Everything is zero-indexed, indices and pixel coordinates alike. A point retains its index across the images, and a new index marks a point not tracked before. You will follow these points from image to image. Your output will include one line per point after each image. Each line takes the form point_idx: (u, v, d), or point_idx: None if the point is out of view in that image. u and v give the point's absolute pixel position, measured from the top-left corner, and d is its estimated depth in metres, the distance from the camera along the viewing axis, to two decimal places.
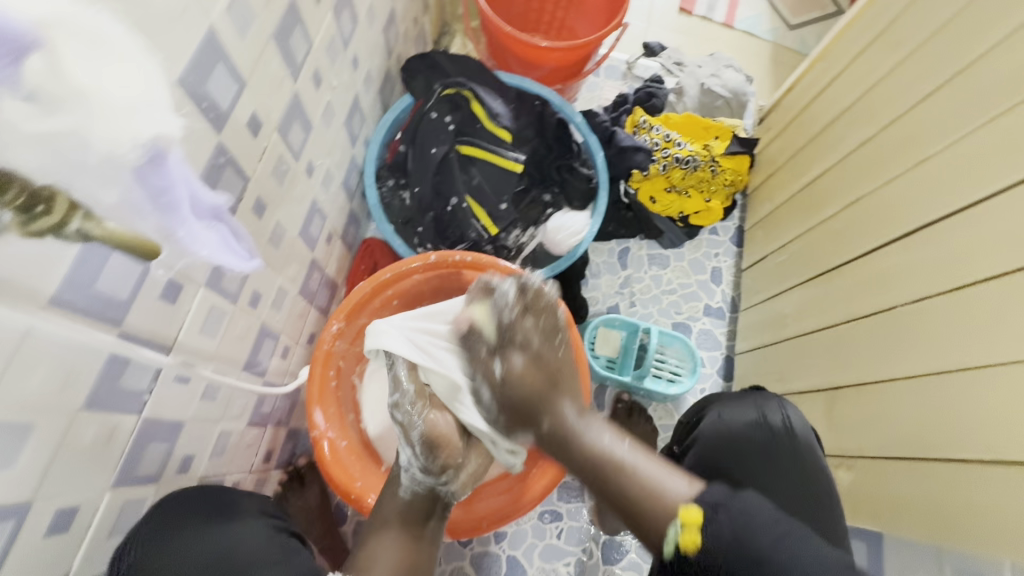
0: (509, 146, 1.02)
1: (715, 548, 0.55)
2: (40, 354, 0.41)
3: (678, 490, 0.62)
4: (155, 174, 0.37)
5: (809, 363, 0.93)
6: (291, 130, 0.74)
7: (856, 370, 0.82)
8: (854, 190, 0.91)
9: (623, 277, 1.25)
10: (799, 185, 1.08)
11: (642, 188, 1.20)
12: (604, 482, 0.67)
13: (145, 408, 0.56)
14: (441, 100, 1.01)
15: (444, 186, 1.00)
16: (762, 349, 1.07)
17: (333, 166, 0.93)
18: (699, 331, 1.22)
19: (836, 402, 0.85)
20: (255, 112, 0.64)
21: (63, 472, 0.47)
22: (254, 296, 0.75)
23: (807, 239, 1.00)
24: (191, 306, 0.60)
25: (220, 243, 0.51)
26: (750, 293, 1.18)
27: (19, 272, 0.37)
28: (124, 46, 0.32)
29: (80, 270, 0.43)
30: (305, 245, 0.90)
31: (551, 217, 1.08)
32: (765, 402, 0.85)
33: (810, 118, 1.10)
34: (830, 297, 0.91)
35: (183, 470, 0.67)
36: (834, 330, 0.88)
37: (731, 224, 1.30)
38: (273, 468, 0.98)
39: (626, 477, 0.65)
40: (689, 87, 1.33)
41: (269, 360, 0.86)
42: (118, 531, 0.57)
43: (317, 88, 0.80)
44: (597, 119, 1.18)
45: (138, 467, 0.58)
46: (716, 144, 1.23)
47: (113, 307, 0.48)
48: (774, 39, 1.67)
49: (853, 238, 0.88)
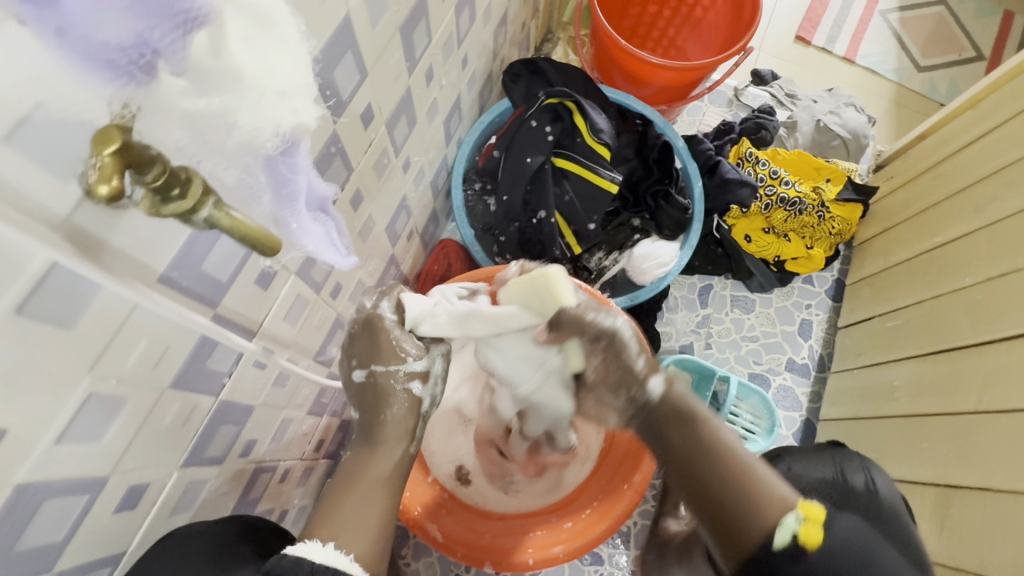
0: (607, 164, 0.96)
1: (839, 555, 0.52)
2: (142, 332, 0.40)
3: (777, 487, 0.58)
4: (286, 161, 0.35)
5: (919, 449, 0.83)
6: (397, 124, 0.72)
7: (983, 471, 0.72)
8: (1001, 263, 0.81)
9: (702, 315, 1.17)
10: (926, 245, 0.98)
11: (738, 226, 1.13)
12: (692, 467, 0.63)
13: (223, 390, 0.55)
14: (542, 109, 0.97)
15: (533, 198, 0.96)
16: (856, 421, 0.97)
17: (426, 163, 0.91)
18: (778, 386, 1.12)
19: (952, 502, 0.75)
20: (370, 104, 0.62)
21: (143, 450, 0.46)
22: (336, 287, 0.73)
23: (932, 304, 0.91)
24: (280, 293, 0.59)
25: (326, 238, 0.48)
26: (845, 354, 1.08)
27: (137, 248, 0.36)
28: (290, 26, 0.29)
29: (190, 250, 0.41)
30: (389, 240, 0.88)
31: (639, 243, 1.03)
32: (845, 460, 0.67)
33: (948, 173, 0.99)
34: (958, 379, 0.81)
35: (244, 453, 0.66)
36: (956, 419, 0.78)
37: (829, 275, 1.19)
38: (321, 457, 0.97)
39: (721, 459, 0.62)
40: (803, 122, 1.23)
41: (337, 350, 0.84)
42: (179, 510, 0.56)
43: (427, 85, 0.78)
44: (700, 147, 1.10)
45: (207, 448, 0.57)
46: (828, 188, 1.13)
47: (213, 289, 0.46)
48: (900, 80, 1.53)
49: (998, 317, 0.78)
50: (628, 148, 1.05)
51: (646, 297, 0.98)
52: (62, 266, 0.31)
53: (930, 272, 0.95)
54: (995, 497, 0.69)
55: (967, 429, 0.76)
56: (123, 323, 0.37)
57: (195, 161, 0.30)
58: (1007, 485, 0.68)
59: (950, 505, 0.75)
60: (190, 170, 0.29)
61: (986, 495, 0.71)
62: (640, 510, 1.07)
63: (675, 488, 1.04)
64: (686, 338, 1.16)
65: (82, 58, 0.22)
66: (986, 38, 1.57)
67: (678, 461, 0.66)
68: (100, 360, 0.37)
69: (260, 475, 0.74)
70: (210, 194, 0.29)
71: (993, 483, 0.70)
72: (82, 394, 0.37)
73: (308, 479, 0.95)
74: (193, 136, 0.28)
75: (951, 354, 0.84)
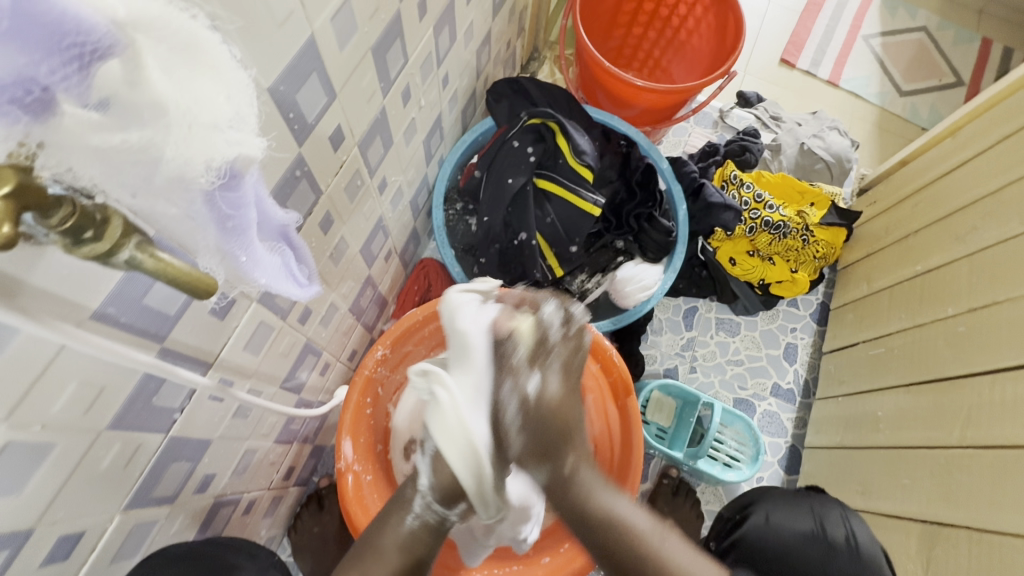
0: (589, 187, 0.95)
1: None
2: (72, 374, 0.37)
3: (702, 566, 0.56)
4: (227, 195, 0.33)
5: (903, 483, 0.81)
6: (371, 145, 0.70)
7: (968, 508, 0.70)
8: (983, 294, 0.80)
9: (686, 338, 1.15)
10: (909, 273, 0.97)
11: (722, 248, 1.12)
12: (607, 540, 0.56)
13: (173, 427, 0.52)
14: (524, 130, 0.95)
15: (514, 220, 0.94)
16: (841, 450, 0.95)
17: (404, 184, 0.89)
18: (763, 412, 1.10)
19: (937, 540, 0.73)
20: (340, 126, 0.60)
21: (76, 494, 0.43)
22: (305, 312, 0.70)
23: (914, 334, 0.90)
24: (239, 322, 0.55)
25: (283, 269, 0.46)
26: (830, 381, 1.06)
27: (60, 285, 0.33)
28: (222, 57, 0.26)
29: (130, 285, 0.38)
30: (364, 262, 0.86)
31: (622, 266, 1.01)
32: (825, 510, 0.80)
33: (930, 201, 0.99)
34: (941, 411, 0.79)
35: (200, 489, 0.63)
36: (940, 454, 0.77)
37: (814, 299, 1.18)
38: (292, 485, 0.93)
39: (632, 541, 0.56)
40: (787, 145, 1.23)
41: (308, 375, 0.81)
42: (122, 554, 0.53)
43: (404, 104, 0.76)
44: (685, 169, 1.10)
45: (154, 488, 0.53)
46: (812, 212, 1.13)
47: (158, 323, 0.43)
48: (882, 104, 1.54)
49: (980, 349, 0.77)
50: (612, 170, 1.05)
51: (628, 321, 0.96)
52: None
53: (913, 301, 0.94)
54: (981, 536, 0.68)
55: (950, 464, 0.75)
56: (47, 366, 0.35)
57: (117, 198, 0.28)
58: (991, 525, 0.67)
59: (936, 543, 0.73)
60: (107, 210, 0.26)
61: (973, 535, 0.69)
62: None
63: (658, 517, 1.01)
64: (670, 362, 1.14)
65: None
66: (966, 65, 1.59)
67: (617, 549, 0.56)
68: (19, 408, 0.35)
69: (220, 510, 0.70)
70: (132, 234, 0.27)
71: (976, 522, 0.69)
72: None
73: (277, 508, 0.91)
74: (116, 174, 0.26)
75: (935, 386, 0.82)
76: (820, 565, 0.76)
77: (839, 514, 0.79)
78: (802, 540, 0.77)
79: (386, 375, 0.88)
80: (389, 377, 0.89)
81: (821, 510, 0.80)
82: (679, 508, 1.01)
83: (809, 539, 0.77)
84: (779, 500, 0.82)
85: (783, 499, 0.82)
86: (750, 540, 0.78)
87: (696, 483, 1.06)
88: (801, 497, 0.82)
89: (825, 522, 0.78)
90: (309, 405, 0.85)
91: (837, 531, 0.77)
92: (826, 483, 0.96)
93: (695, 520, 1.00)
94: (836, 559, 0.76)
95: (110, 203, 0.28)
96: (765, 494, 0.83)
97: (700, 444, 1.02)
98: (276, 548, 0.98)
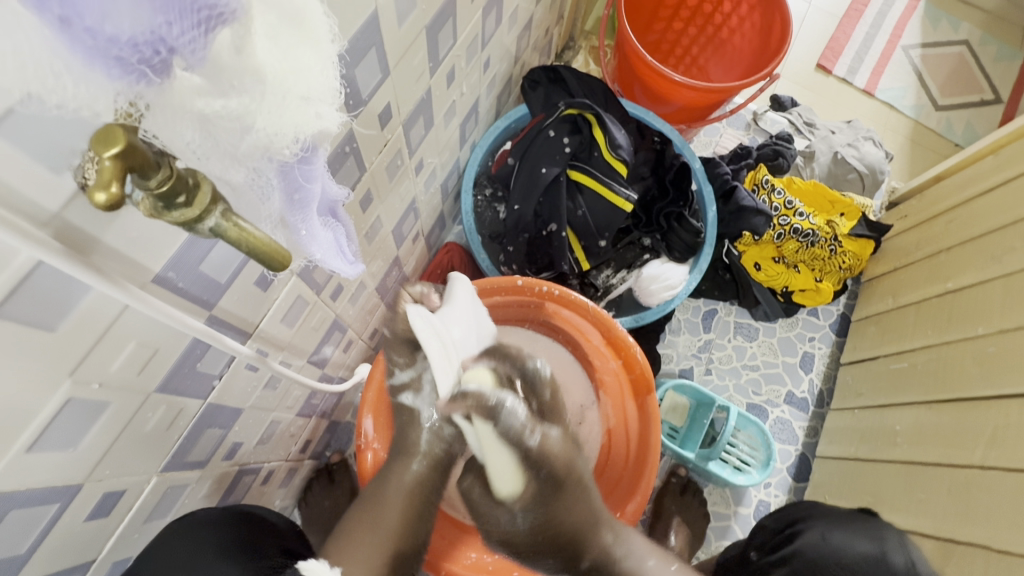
0: (623, 182, 0.94)
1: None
2: (131, 335, 0.38)
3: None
4: (302, 168, 0.33)
5: (918, 499, 0.81)
6: (414, 125, 0.70)
7: (985, 528, 0.71)
8: (1016, 316, 0.79)
9: (704, 340, 1.15)
10: (937, 290, 0.96)
11: (748, 253, 1.11)
12: None
13: (212, 393, 0.52)
14: (560, 120, 0.94)
15: (545, 210, 0.94)
16: (854, 461, 0.95)
17: (438, 166, 0.89)
18: (776, 418, 1.10)
19: (949, 556, 0.74)
20: (389, 103, 0.60)
21: (121, 454, 0.44)
22: (337, 289, 0.71)
23: (938, 352, 0.90)
24: (280, 295, 0.56)
25: (334, 245, 0.46)
26: (847, 392, 1.06)
27: (131, 247, 0.34)
28: (323, 28, 0.27)
29: (190, 250, 0.39)
30: (394, 242, 0.86)
31: (648, 264, 1.00)
32: (885, 536, 0.72)
33: (965, 219, 0.98)
34: (963, 431, 0.79)
35: (228, 457, 0.63)
36: (959, 473, 0.77)
37: (835, 309, 1.17)
38: (307, 458, 0.93)
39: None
40: (820, 152, 1.22)
41: (332, 351, 0.82)
42: (155, 514, 0.55)
43: (447, 86, 0.75)
44: (718, 170, 1.08)
45: (190, 452, 0.54)
46: (841, 222, 1.12)
47: (210, 291, 0.43)
48: (917, 117, 1.52)
49: (1006, 370, 0.77)
50: (645, 165, 1.04)
51: (650, 319, 0.96)
52: (49, 265, 0.28)
53: (940, 319, 0.93)
54: (997, 557, 0.68)
55: (970, 484, 0.75)
56: (110, 326, 0.35)
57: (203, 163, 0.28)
58: (1007, 544, 0.67)
59: (947, 560, 0.74)
60: (199, 176, 0.26)
61: (988, 555, 0.69)
62: None
63: (665, 517, 1.01)
64: (687, 362, 1.14)
65: (83, 52, 0.20)
66: (1005, 82, 1.56)
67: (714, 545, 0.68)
68: (81, 365, 0.35)
69: (242, 477, 0.71)
70: (219, 201, 0.27)
71: (990, 542, 0.69)
72: (61, 398, 0.35)
73: (292, 480, 0.92)
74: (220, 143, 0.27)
75: (958, 406, 0.82)
76: None
77: (898, 539, 0.72)
78: (860, 562, 0.69)
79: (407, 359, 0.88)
80: None
81: (879, 535, 0.73)
82: (687, 508, 1.01)
83: (870, 563, 0.69)
84: (835, 520, 0.75)
85: (837, 519, 0.75)
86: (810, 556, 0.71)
87: (703, 484, 1.07)
88: (855, 520, 0.75)
89: (888, 551, 0.70)
90: (330, 380, 0.86)
91: (897, 557, 0.69)
92: (835, 493, 0.97)
93: (701, 520, 1.00)
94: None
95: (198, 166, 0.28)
96: (818, 515, 0.78)
97: (713, 446, 1.03)
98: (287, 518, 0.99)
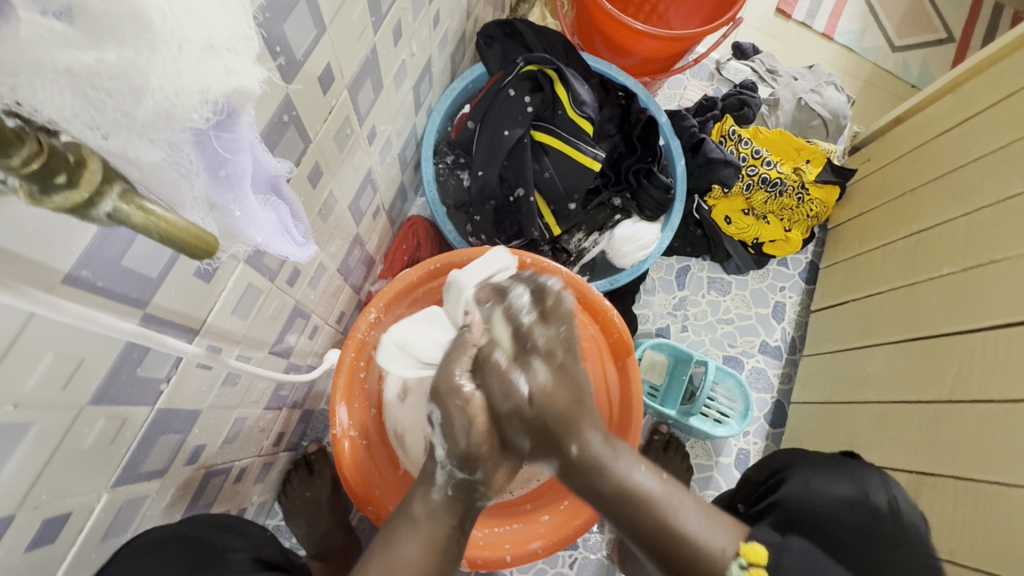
0: (589, 140, 0.90)
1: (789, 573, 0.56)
2: (47, 344, 0.33)
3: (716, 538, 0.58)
4: (222, 137, 0.28)
5: (887, 437, 0.84)
6: (361, 89, 0.64)
7: (954, 460, 0.73)
8: (980, 253, 0.80)
9: (679, 297, 1.15)
10: (903, 233, 0.97)
11: (718, 206, 1.10)
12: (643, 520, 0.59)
13: (160, 399, 0.48)
14: (519, 77, 0.89)
15: (510, 174, 0.89)
16: (827, 404, 0.98)
17: (393, 134, 0.83)
18: (751, 368, 1.12)
19: (922, 489, 0.76)
20: (329, 65, 0.54)
21: (58, 477, 0.39)
22: (293, 273, 0.66)
23: (904, 293, 0.92)
24: (228, 284, 0.51)
25: (279, 226, 0.41)
26: (818, 338, 1.08)
27: (24, 245, 0.29)
28: None
29: (106, 243, 0.34)
30: (352, 219, 0.80)
31: (619, 225, 0.98)
32: (865, 476, 0.74)
33: (928, 159, 0.98)
34: (931, 369, 0.81)
35: (191, 461, 0.59)
36: (928, 409, 0.79)
37: (803, 257, 1.19)
38: (282, 450, 0.90)
39: (650, 507, 0.58)
40: (784, 100, 1.20)
41: (297, 339, 0.77)
42: (113, 532, 0.50)
43: (395, 45, 0.69)
44: (685, 123, 1.05)
45: (144, 461, 0.50)
46: (808, 169, 1.11)
47: (140, 287, 0.39)
48: (875, 60, 1.52)
49: (970, 307, 0.78)
50: (610, 123, 0.99)
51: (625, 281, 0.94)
52: None
53: (906, 260, 0.94)
54: (964, 485, 0.71)
55: (938, 419, 0.77)
56: (17, 337, 0.31)
57: (86, 137, 0.23)
58: (980, 474, 0.69)
59: (919, 493, 0.76)
60: (83, 152, 0.22)
61: (957, 483, 0.72)
62: None
63: None
64: (662, 321, 1.14)
65: None
66: (958, 19, 1.57)
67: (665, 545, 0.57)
68: None
69: (211, 480, 0.67)
70: (115, 182, 0.23)
71: (958, 472, 0.72)
72: None
73: (267, 475, 0.88)
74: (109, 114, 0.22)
75: (926, 343, 0.83)
76: (865, 533, 0.69)
77: (878, 479, 0.74)
78: (842, 506, 0.71)
79: (377, 341, 0.84)
80: None
81: (860, 480, 0.74)
82: (669, 462, 1.03)
83: (849, 504, 0.71)
84: (817, 466, 0.76)
85: (818, 464, 0.76)
86: (789, 505, 0.71)
87: (685, 438, 1.09)
88: (836, 463, 0.76)
89: (869, 494, 0.72)
90: (298, 369, 0.81)
91: (879, 496, 0.71)
92: (810, 436, 1.00)
93: (684, 474, 1.02)
94: (882, 529, 0.69)
95: (95, 147, 0.23)
96: (800, 461, 0.78)
97: (693, 402, 1.03)
98: (268, 512, 0.96)
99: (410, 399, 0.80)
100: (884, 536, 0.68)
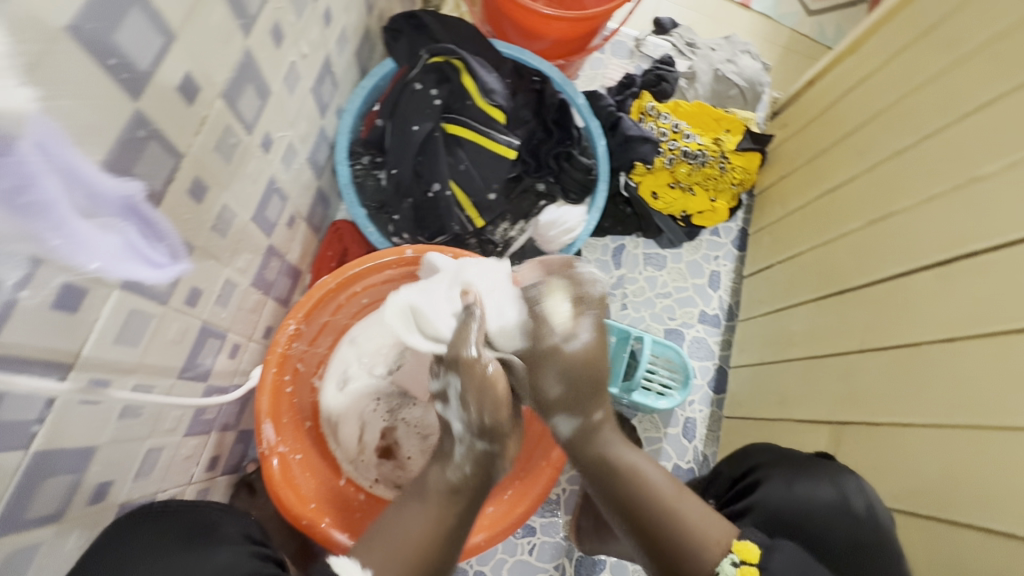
0: (502, 128, 0.89)
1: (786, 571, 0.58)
2: None
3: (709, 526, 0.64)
4: None
5: (811, 391, 0.87)
6: (241, 96, 0.62)
7: (869, 409, 0.76)
8: (880, 206, 0.83)
9: (616, 276, 1.16)
10: (817, 192, 1.00)
11: (644, 182, 1.11)
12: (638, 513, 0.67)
13: (35, 442, 0.45)
14: (425, 70, 0.88)
15: (425, 169, 0.87)
16: (761, 366, 1.01)
17: (296, 139, 0.81)
18: (691, 338, 1.15)
19: (843, 439, 0.79)
20: (190, 74, 0.51)
21: None
22: (192, 293, 0.63)
23: (820, 251, 0.94)
24: (102, 314, 0.49)
25: None
26: (751, 303, 1.11)
27: None
28: None
29: None
30: (261, 230, 0.78)
31: (543, 210, 0.97)
32: (841, 476, 0.69)
33: (836, 119, 1.01)
34: (846, 322, 0.84)
35: (96, 499, 0.57)
36: (843, 360, 0.82)
37: (734, 225, 1.21)
38: (219, 475, 0.87)
39: (653, 500, 0.67)
40: (701, 72, 1.22)
41: (214, 360, 0.75)
42: None
43: (278, 47, 0.67)
44: (602, 102, 1.06)
45: (29, 508, 0.47)
46: (727, 138, 1.14)
47: None
48: (792, 25, 1.55)
49: (874, 258, 0.81)
50: (526, 109, 0.98)
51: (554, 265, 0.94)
52: None
53: (820, 219, 0.97)
54: (875, 430, 0.74)
55: (852, 369, 0.80)
56: None
57: None
58: (891, 419, 0.72)
59: (841, 443, 0.79)
60: None
61: (869, 429, 0.75)
62: (568, 477, 1.07)
63: None
64: None
65: None
66: None
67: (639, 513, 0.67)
68: None
69: None
70: None
71: (869, 418, 0.75)
72: None
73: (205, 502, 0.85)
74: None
75: (841, 298, 0.86)
76: (853, 544, 0.64)
77: (857, 482, 0.67)
78: (825, 511, 0.66)
79: (301, 352, 0.82)
80: (309, 350, 0.85)
81: (837, 486, 0.67)
82: (618, 439, 1.05)
83: (834, 511, 0.66)
84: (792, 468, 0.71)
85: (797, 466, 0.71)
86: (766, 510, 0.67)
87: (631, 415, 1.10)
88: (809, 464, 0.71)
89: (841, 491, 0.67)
90: (222, 390, 0.79)
91: (860, 501, 0.66)
92: (749, 398, 1.02)
93: (634, 450, 1.04)
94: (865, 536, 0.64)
95: None
96: (773, 461, 0.73)
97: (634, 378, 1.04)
98: None
99: (349, 388, 0.89)
100: (868, 547, 0.63)
